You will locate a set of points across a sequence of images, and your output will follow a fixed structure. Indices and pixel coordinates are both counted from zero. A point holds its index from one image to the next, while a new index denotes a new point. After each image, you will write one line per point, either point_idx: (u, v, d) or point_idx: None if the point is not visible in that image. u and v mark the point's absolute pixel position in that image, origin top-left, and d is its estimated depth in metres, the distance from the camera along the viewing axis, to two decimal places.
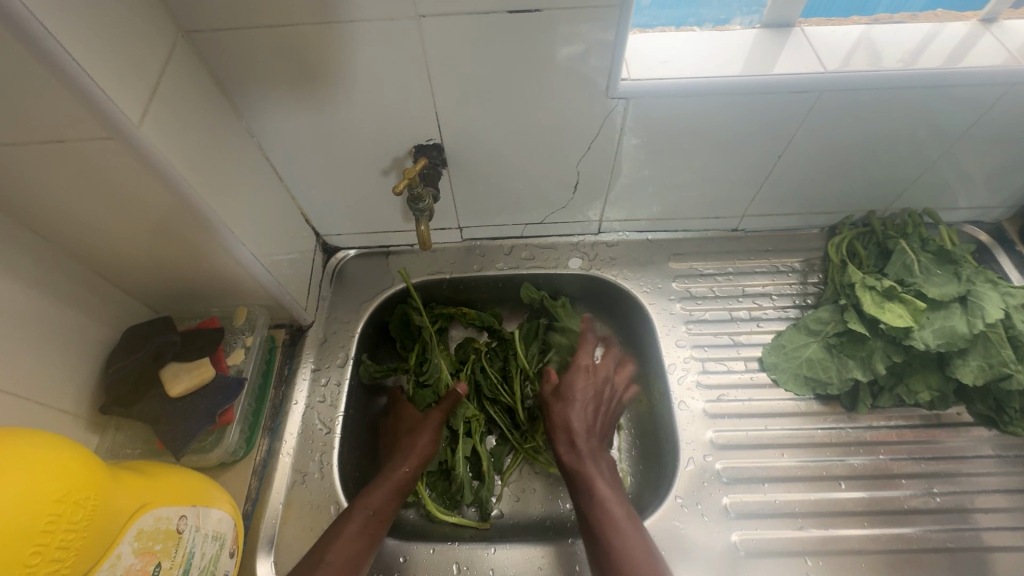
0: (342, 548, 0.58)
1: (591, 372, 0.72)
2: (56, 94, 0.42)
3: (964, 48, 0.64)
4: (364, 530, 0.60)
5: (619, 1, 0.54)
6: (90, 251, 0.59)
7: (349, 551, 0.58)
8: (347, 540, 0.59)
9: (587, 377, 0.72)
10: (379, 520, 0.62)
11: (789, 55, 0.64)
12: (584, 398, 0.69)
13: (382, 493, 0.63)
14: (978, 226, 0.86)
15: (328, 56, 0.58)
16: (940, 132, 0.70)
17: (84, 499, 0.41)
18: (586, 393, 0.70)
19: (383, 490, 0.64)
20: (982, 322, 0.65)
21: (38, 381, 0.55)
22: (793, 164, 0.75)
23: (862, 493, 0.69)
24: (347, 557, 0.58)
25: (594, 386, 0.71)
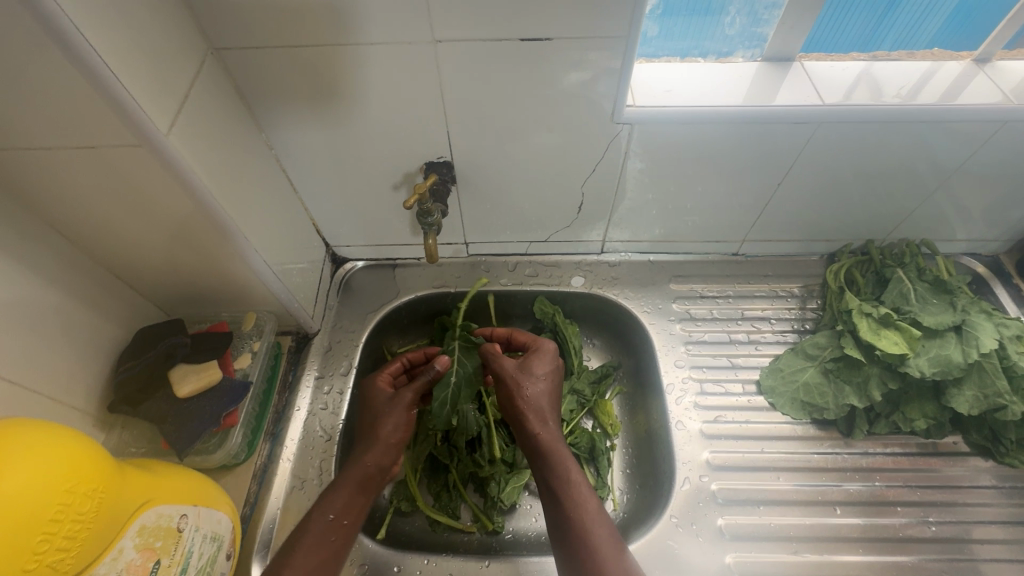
0: (302, 563, 0.57)
1: (549, 354, 0.74)
2: (91, 102, 0.45)
3: (958, 86, 0.67)
4: (329, 537, 0.60)
5: (626, 32, 0.57)
6: (109, 252, 0.61)
7: (312, 562, 0.58)
8: (308, 553, 0.58)
9: (546, 361, 0.73)
10: (342, 524, 0.61)
11: (788, 87, 0.67)
12: (539, 378, 0.71)
13: (342, 496, 0.62)
14: (976, 258, 0.87)
15: (347, 76, 0.61)
16: (937, 165, 0.72)
17: (92, 490, 0.42)
18: (545, 374, 0.72)
19: (346, 487, 0.62)
20: (976, 352, 0.66)
21: (52, 376, 0.57)
22: (793, 192, 0.77)
23: (858, 519, 0.69)
24: (306, 571, 0.57)
25: (552, 367, 0.73)
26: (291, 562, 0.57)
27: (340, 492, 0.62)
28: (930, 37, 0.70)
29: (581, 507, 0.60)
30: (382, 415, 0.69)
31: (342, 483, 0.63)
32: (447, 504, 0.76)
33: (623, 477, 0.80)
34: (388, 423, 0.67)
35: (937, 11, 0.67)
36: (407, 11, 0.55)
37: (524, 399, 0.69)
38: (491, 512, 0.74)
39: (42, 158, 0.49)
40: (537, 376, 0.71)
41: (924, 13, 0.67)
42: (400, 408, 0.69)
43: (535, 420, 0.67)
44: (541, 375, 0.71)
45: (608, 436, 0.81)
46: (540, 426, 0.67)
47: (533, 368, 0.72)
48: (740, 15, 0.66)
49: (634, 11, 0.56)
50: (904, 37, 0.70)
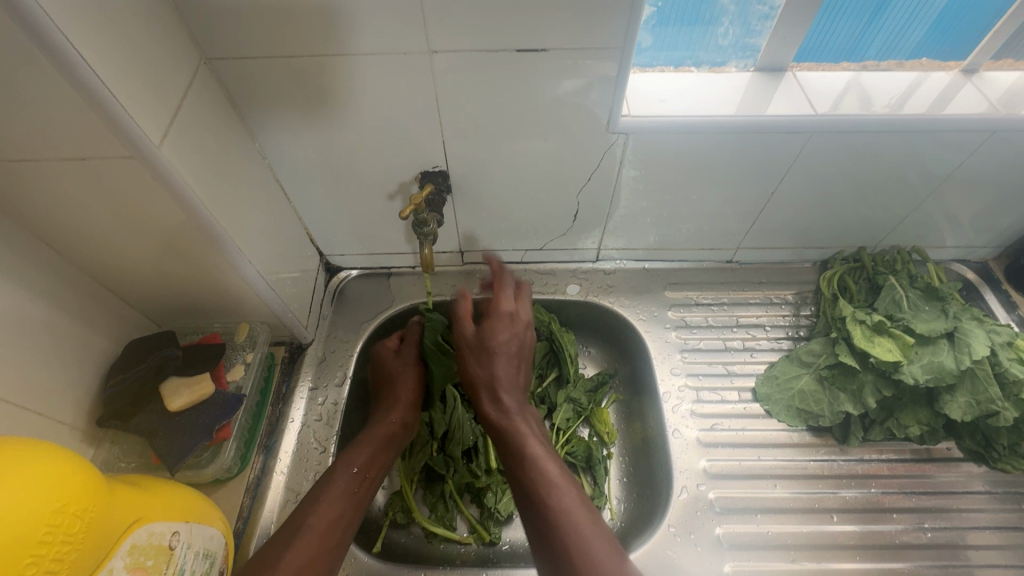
0: (326, 511, 0.60)
1: (516, 325, 0.72)
2: (81, 114, 0.44)
3: (947, 96, 0.68)
4: (353, 488, 0.63)
5: (621, 43, 0.58)
6: (98, 264, 0.60)
7: (334, 512, 0.60)
8: (331, 502, 0.61)
9: (511, 330, 0.71)
10: (365, 477, 0.65)
11: (780, 97, 0.68)
12: (502, 347, 0.70)
13: (367, 451, 0.67)
14: (966, 265, 0.88)
15: (342, 85, 0.61)
16: (927, 173, 0.73)
17: (82, 510, 0.41)
18: (507, 342, 0.70)
19: (372, 443, 0.68)
20: (969, 359, 0.67)
21: (39, 391, 0.56)
22: (786, 201, 0.77)
23: (854, 527, 0.69)
24: (331, 519, 0.59)
25: (513, 329, 0.71)
26: (318, 510, 0.60)
27: (366, 447, 0.68)
28: (913, 47, 0.70)
29: (544, 478, 0.58)
30: (398, 375, 0.76)
31: (369, 439, 0.69)
32: (443, 515, 0.75)
33: (620, 486, 0.79)
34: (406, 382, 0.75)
35: (917, 21, 0.68)
36: (402, 22, 0.55)
37: (484, 379, 0.69)
38: (488, 522, 0.74)
39: (30, 169, 0.48)
40: (498, 347, 0.70)
41: (905, 22, 0.68)
42: (412, 368, 0.77)
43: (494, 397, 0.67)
44: (502, 342, 0.70)
45: (604, 445, 0.81)
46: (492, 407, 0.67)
47: (493, 339, 0.70)
48: (733, 26, 0.67)
49: (629, 21, 0.56)
50: (886, 48, 0.70)
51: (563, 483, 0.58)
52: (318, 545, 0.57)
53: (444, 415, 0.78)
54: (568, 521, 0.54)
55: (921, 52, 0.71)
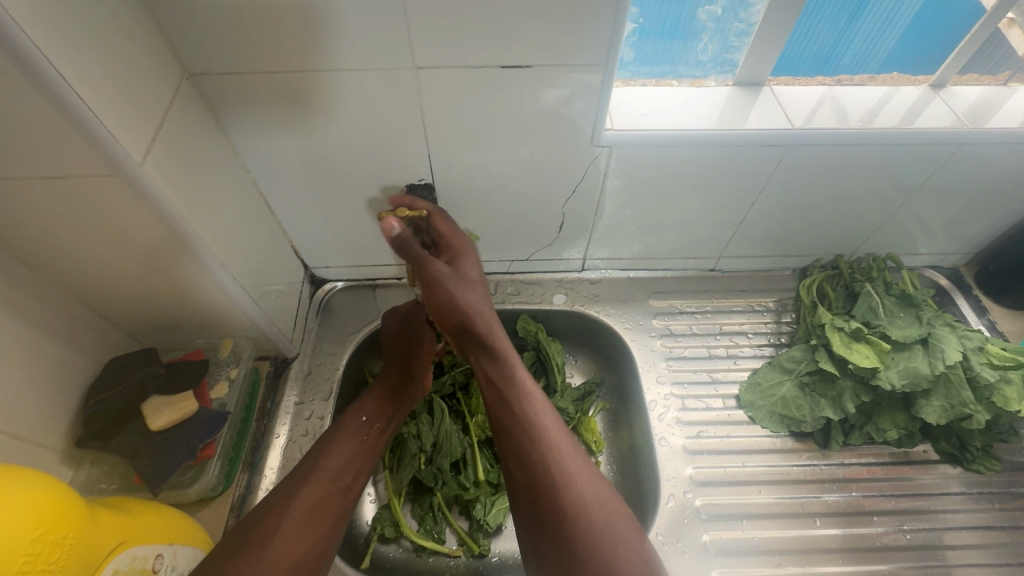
0: (337, 453, 0.63)
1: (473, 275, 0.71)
2: (61, 134, 0.44)
3: (916, 109, 0.70)
4: (362, 434, 0.66)
5: (604, 59, 0.59)
6: (77, 282, 0.59)
7: (344, 455, 0.63)
8: (342, 445, 0.64)
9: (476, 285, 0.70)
10: (373, 426, 0.67)
11: (757, 110, 0.70)
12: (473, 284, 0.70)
13: (374, 402, 0.69)
14: (938, 271, 0.91)
15: (328, 100, 0.61)
16: (898, 183, 0.75)
17: (63, 537, 0.41)
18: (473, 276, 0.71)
19: (377, 396, 0.70)
20: (943, 364, 0.69)
21: (16, 413, 0.54)
22: (766, 210, 0.79)
23: (837, 531, 0.71)
24: (342, 462, 0.63)
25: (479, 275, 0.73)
26: (328, 452, 0.63)
27: (371, 400, 0.69)
28: (883, 56, 0.72)
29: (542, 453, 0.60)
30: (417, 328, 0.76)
31: (374, 392, 0.70)
32: (432, 528, 0.75)
33: None
34: (422, 337, 0.75)
35: (891, 28, 0.69)
36: (387, 38, 0.56)
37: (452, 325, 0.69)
38: (477, 534, 0.74)
39: (8, 189, 0.47)
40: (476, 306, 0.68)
41: (878, 29, 0.69)
42: (428, 321, 0.77)
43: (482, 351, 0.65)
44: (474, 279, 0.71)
45: (591, 453, 0.82)
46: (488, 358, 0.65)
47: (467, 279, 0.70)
48: (712, 42, 0.69)
49: (612, 38, 0.57)
50: (859, 55, 0.72)
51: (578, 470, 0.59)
52: (326, 487, 0.60)
53: (430, 427, 0.78)
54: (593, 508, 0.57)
55: (892, 62, 0.73)
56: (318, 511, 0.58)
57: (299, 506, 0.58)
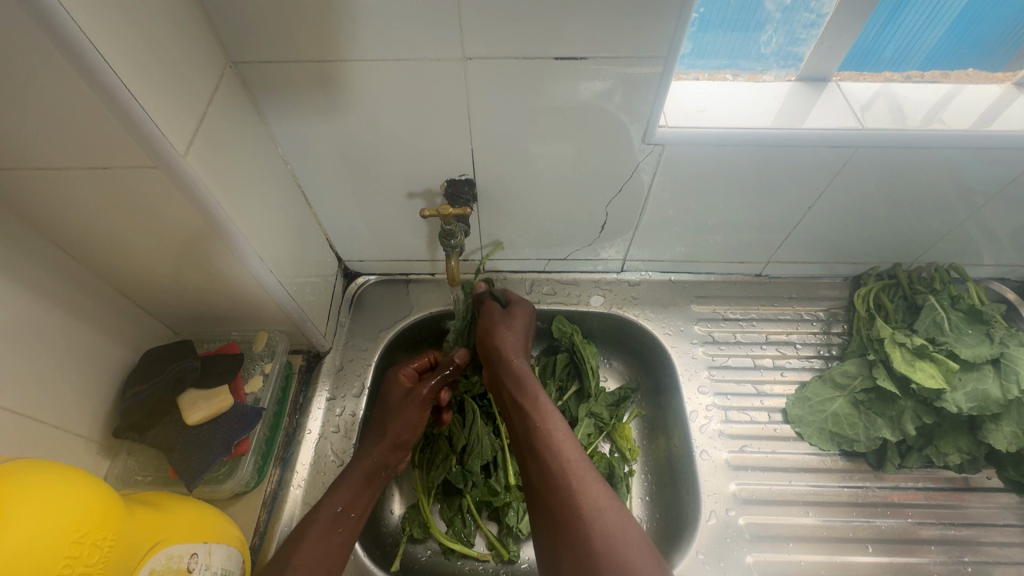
0: (307, 553, 0.57)
1: (528, 310, 0.77)
2: (107, 125, 0.42)
3: (996, 110, 0.65)
4: (337, 528, 0.60)
5: (664, 52, 0.55)
6: (115, 272, 0.58)
7: (318, 552, 0.57)
8: (314, 543, 0.58)
9: (525, 313, 0.77)
10: (349, 517, 0.61)
11: (822, 108, 0.65)
12: (517, 328, 0.74)
13: (350, 489, 0.63)
14: (1004, 284, 0.85)
15: (370, 91, 0.59)
16: (971, 192, 0.70)
17: (101, 539, 0.40)
18: (522, 324, 0.75)
19: (353, 484, 0.63)
20: (1016, 388, 0.66)
21: (55, 404, 0.54)
22: (822, 215, 0.75)
23: (888, 558, 0.67)
24: (314, 561, 0.57)
25: (529, 322, 0.77)
26: (300, 550, 0.57)
27: (348, 487, 0.63)
28: (928, 51, 0.66)
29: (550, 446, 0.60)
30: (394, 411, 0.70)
31: (349, 479, 0.64)
32: (461, 530, 0.73)
33: (643, 505, 0.77)
34: (399, 420, 0.69)
35: (935, 22, 0.63)
36: (433, 28, 0.53)
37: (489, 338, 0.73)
38: (507, 540, 0.72)
39: (52, 178, 0.47)
40: (514, 324, 0.75)
41: (923, 24, 0.63)
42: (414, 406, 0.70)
43: (508, 352, 0.71)
44: (519, 316, 0.76)
45: (626, 461, 0.79)
46: (513, 357, 0.71)
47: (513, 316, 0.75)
48: (777, 34, 0.64)
49: (675, 29, 0.53)
50: (901, 50, 0.66)
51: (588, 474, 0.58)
52: None
53: (463, 428, 0.76)
54: (605, 508, 0.55)
55: (935, 58, 0.67)
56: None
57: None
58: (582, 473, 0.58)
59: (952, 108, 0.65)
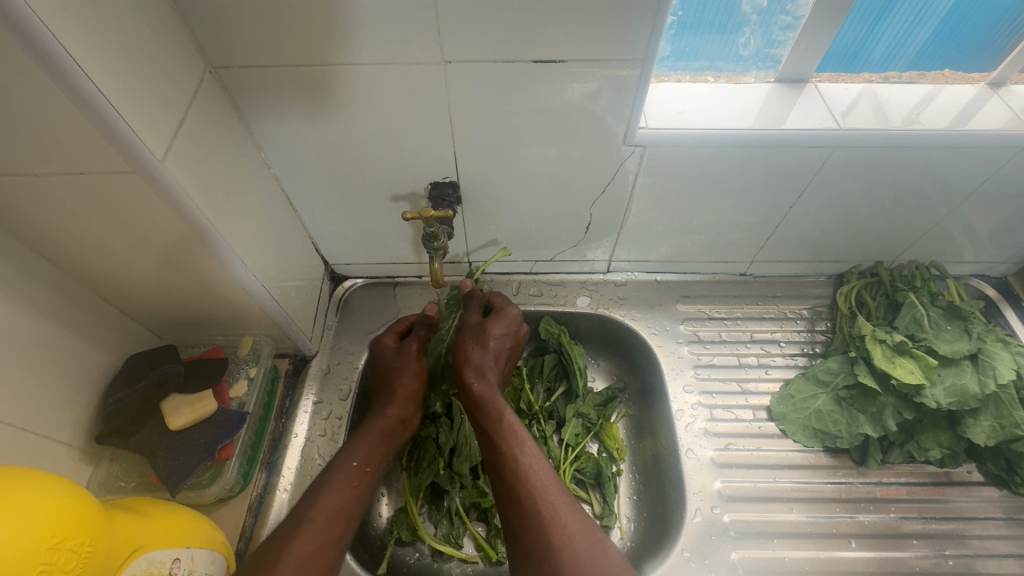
0: (327, 503, 0.57)
1: (511, 315, 0.73)
2: (82, 130, 0.42)
3: (971, 109, 0.66)
4: (352, 483, 0.60)
5: (641, 55, 0.56)
6: (96, 278, 0.58)
7: (335, 505, 0.57)
8: (333, 495, 0.58)
9: (506, 321, 0.72)
10: (364, 472, 0.61)
11: (801, 109, 0.66)
12: (492, 339, 0.70)
13: (365, 448, 0.63)
14: (984, 281, 0.86)
15: (352, 95, 0.59)
16: (949, 190, 0.71)
17: (79, 545, 0.40)
18: (498, 333, 0.71)
19: (369, 439, 0.64)
20: (994, 382, 0.66)
21: (36, 411, 0.54)
22: (804, 214, 0.75)
23: (872, 553, 0.68)
24: (332, 512, 0.57)
25: (510, 330, 0.71)
26: (318, 504, 0.57)
27: (363, 442, 0.64)
28: (915, 52, 0.67)
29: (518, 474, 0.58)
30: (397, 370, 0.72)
31: (366, 436, 0.65)
32: (449, 532, 0.73)
33: (630, 504, 0.77)
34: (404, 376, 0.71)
35: (922, 24, 0.64)
36: (414, 32, 0.53)
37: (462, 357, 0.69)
38: (495, 541, 0.72)
39: (29, 185, 0.47)
40: (488, 337, 0.70)
41: (909, 25, 0.64)
42: (411, 358, 0.73)
43: (469, 373, 0.67)
44: (495, 327, 0.71)
45: (614, 461, 0.79)
46: (474, 378, 0.67)
47: (488, 329, 0.71)
48: (755, 36, 0.65)
49: (652, 31, 0.54)
50: (889, 51, 0.67)
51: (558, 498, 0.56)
52: (318, 538, 0.54)
53: (450, 430, 0.76)
54: (579, 535, 0.53)
55: (921, 60, 0.68)
56: (312, 562, 0.53)
57: (288, 562, 0.51)
58: (550, 494, 0.56)
59: (931, 108, 0.66)
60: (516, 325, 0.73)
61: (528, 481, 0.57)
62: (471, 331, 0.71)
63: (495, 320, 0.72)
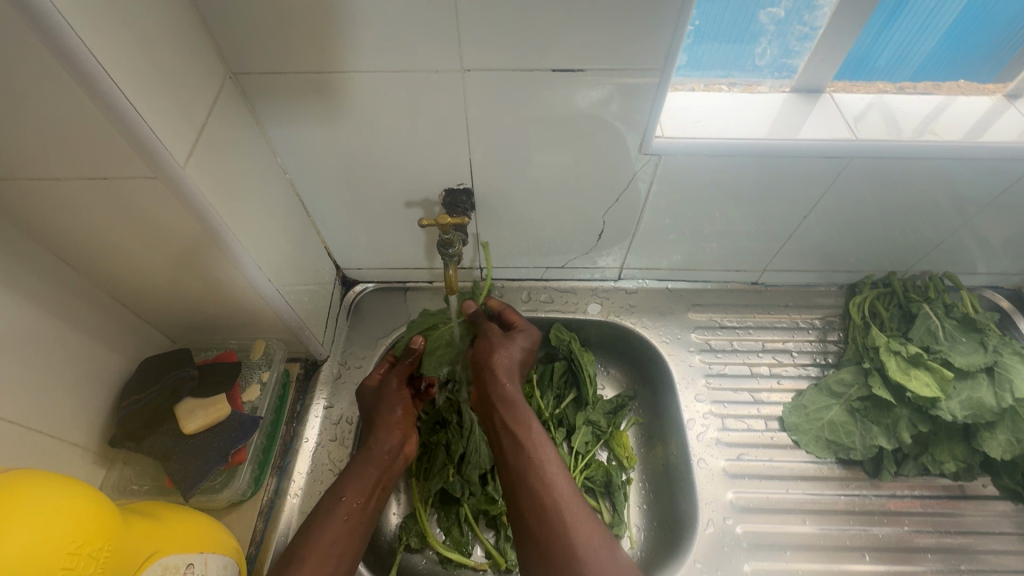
0: (319, 540, 0.58)
1: (533, 332, 0.72)
2: (106, 135, 0.43)
3: (987, 121, 0.66)
4: (344, 517, 0.61)
5: (658, 65, 0.56)
6: (114, 281, 0.58)
7: (327, 540, 0.58)
8: (324, 531, 0.59)
9: (529, 336, 0.72)
10: (357, 506, 0.62)
11: (817, 119, 0.66)
12: (514, 348, 0.69)
13: (357, 480, 0.64)
14: (998, 292, 0.86)
15: (369, 102, 0.59)
16: (965, 201, 0.71)
17: (97, 551, 0.40)
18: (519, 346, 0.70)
19: (365, 470, 0.65)
20: (1010, 396, 0.66)
21: (51, 413, 0.54)
22: (817, 223, 0.75)
23: (885, 566, 0.67)
24: (324, 547, 0.58)
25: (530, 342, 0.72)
26: (310, 542, 0.58)
27: (354, 475, 0.64)
28: (931, 62, 0.67)
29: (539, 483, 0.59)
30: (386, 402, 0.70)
31: (361, 466, 0.65)
32: (458, 540, 0.72)
33: (641, 513, 0.77)
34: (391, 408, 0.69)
35: (929, 34, 0.64)
36: (433, 39, 0.53)
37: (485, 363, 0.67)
38: (505, 548, 0.72)
39: (50, 188, 0.47)
40: (514, 345, 0.70)
41: (917, 36, 0.64)
42: (395, 391, 0.71)
43: (502, 374, 0.66)
44: (518, 339, 0.71)
45: (624, 470, 0.79)
46: (507, 379, 0.66)
47: (512, 339, 0.70)
48: (771, 46, 0.65)
49: (671, 41, 0.54)
50: (894, 60, 0.67)
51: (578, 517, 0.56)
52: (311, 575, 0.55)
53: (461, 437, 0.76)
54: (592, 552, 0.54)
55: (927, 70, 0.68)
56: None
57: None
58: (567, 507, 0.57)
59: (944, 119, 0.66)
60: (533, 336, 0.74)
61: (546, 498, 0.58)
62: (495, 335, 0.70)
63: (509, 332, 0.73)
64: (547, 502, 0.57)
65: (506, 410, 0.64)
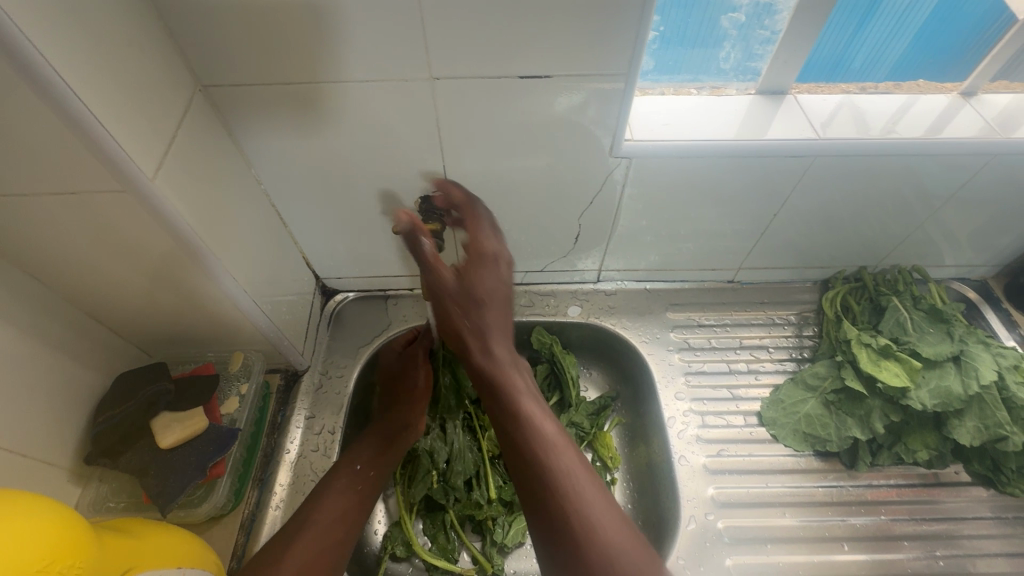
0: (329, 506, 0.63)
1: (499, 265, 0.63)
2: (72, 150, 0.43)
3: (944, 119, 0.68)
4: (355, 484, 0.66)
5: (624, 70, 0.57)
6: (86, 296, 0.58)
7: (336, 508, 0.63)
8: (334, 497, 0.64)
9: (496, 272, 0.62)
10: (366, 474, 0.68)
11: (782, 119, 0.67)
12: (492, 280, 0.62)
13: (368, 450, 0.70)
14: (965, 283, 0.88)
15: (341, 111, 0.60)
16: (928, 195, 0.73)
17: (68, 568, 0.40)
18: (496, 271, 0.63)
19: (374, 442, 0.71)
20: (977, 383, 0.68)
21: (24, 432, 0.54)
22: (788, 221, 0.77)
23: (865, 556, 0.68)
24: (333, 516, 0.62)
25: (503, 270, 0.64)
26: (320, 506, 0.63)
27: (368, 444, 0.71)
28: (897, 61, 0.69)
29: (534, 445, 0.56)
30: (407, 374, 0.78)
31: (372, 436, 0.72)
32: (444, 546, 0.72)
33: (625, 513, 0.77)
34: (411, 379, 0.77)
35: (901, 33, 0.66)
36: (401, 49, 0.54)
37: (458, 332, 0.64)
38: (490, 553, 0.72)
39: (18, 205, 0.47)
40: (485, 266, 0.62)
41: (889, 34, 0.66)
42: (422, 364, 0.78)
43: (471, 338, 0.62)
44: (487, 281, 0.61)
45: (607, 470, 0.79)
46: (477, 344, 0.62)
47: (479, 276, 0.61)
48: (735, 50, 0.67)
49: (634, 46, 0.55)
50: (869, 60, 0.69)
51: (576, 467, 0.55)
52: (319, 540, 0.60)
53: (444, 445, 0.76)
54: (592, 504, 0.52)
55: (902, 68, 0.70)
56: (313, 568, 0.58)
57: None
58: (560, 452, 0.56)
59: (905, 121, 0.67)
60: (505, 270, 0.65)
61: (542, 449, 0.56)
62: (459, 284, 0.62)
63: (482, 266, 0.62)
64: (543, 472, 0.54)
65: (491, 376, 0.61)
